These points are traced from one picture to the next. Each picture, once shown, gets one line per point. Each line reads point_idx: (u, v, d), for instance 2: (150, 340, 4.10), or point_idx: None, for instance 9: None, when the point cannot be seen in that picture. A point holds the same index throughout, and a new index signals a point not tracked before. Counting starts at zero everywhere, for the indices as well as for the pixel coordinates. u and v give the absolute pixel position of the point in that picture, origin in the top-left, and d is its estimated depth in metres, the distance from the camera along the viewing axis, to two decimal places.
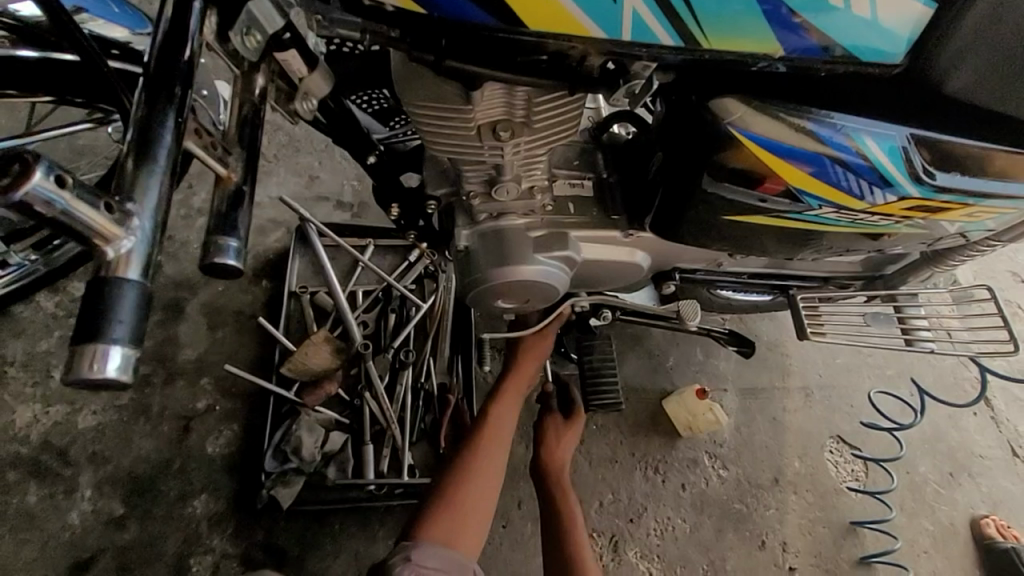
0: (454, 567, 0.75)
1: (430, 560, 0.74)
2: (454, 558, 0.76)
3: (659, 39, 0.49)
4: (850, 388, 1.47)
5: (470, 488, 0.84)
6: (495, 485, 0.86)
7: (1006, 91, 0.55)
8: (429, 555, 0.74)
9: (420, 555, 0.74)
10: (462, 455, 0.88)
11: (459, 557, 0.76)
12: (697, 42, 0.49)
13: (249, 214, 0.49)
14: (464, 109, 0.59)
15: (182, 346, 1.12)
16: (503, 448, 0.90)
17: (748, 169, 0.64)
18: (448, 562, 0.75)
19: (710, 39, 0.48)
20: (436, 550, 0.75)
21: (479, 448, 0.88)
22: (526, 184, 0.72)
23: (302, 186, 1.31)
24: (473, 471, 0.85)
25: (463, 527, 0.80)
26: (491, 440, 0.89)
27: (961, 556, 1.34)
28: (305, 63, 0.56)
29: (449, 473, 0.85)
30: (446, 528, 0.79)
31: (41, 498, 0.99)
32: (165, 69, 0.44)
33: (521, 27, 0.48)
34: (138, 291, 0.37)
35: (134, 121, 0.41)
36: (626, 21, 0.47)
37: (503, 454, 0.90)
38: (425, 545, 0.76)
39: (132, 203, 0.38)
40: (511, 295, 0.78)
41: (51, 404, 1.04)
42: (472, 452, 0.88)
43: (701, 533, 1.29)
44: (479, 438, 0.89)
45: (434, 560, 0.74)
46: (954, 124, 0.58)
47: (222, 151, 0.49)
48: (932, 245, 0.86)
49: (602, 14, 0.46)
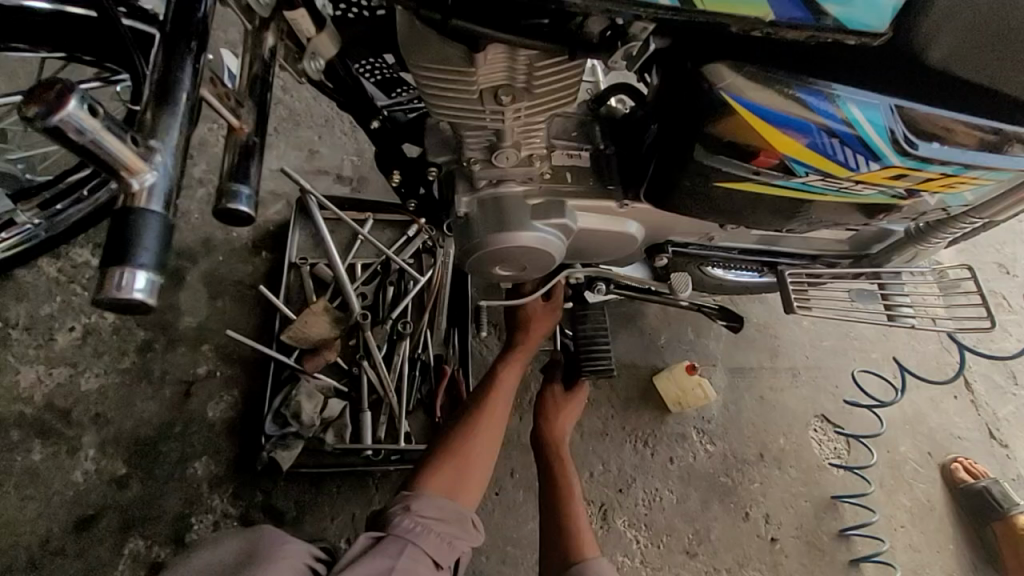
0: (452, 519, 0.80)
1: (430, 510, 0.79)
2: (451, 510, 0.81)
3: None
4: (836, 369, 1.51)
5: (474, 446, 0.89)
6: (496, 444, 0.91)
7: (981, 63, 0.59)
8: (430, 506, 0.79)
9: (420, 505, 0.79)
10: (466, 415, 0.93)
11: (459, 509, 0.81)
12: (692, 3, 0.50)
13: (260, 165, 0.51)
14: (467, 72, 0.61)
15: (183, 313, 1.14)
16: (504, 413, 0.94)
17: (740, 140, 0.66)
18: (445, 512, 0.80)
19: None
20: (435, 501, 0.80)
21: (483, 411, 0.93)
22: (525, 152, 0.74)
23: (302, 160, 1.33)
24: (477, 429, 0.91)
25: (464, 481, 0.85)
26: (495, 403, 0.94)
27: (935, 530, 1.40)
28: (314, 23, 0.57)
29: (453, 431, 0.91)
30: (447, 482, 0.84)
31: (45, 457, 1.01)
32: (182, 19, 0.45)
33: None
34: (161, 222, 0.39)
35: (154, 67, 0.43)
36: None
37: (504, 417, 0.94)
38: (424, 497, 0.80)
39: (155, 140, 0.40)
40: (508, 261, 0.80)
41: (54, 366, 1.06)
42: (475, 414, 0.92)
43: (688, 504, 1.33)
44: (486, 400, 0.94)
45: (432, 510, 0.79)
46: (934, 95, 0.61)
47: (234, 102, 0.51)
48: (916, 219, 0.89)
49: None
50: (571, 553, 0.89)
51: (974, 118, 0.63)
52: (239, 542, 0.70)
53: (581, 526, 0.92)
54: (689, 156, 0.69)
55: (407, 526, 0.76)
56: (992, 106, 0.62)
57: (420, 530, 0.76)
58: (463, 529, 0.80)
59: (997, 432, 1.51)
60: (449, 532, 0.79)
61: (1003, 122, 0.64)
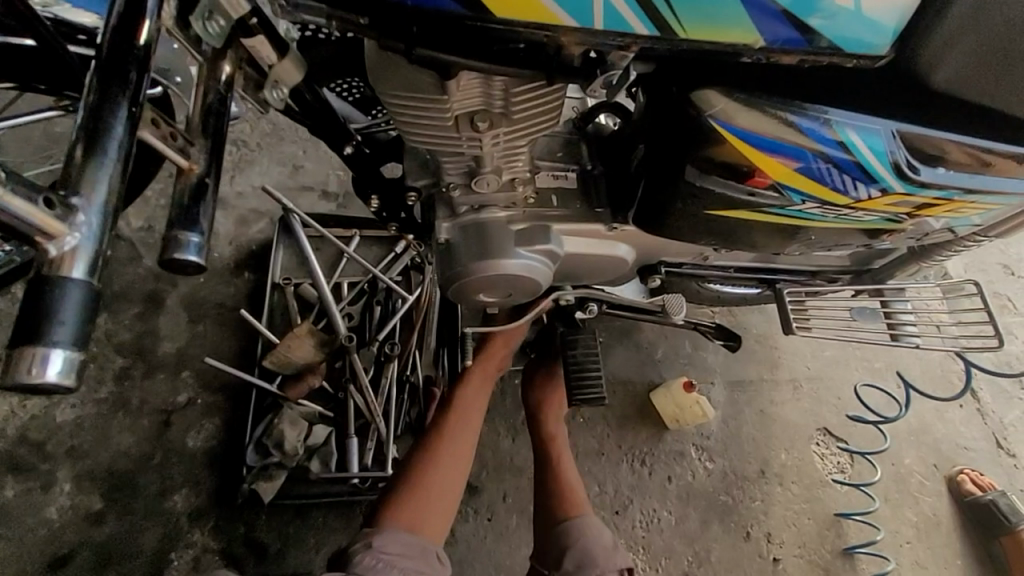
0: (416, 553, 0.76)
1: (392, 546, 0.75)
2: (416, 543, 0.77)
3: (633, 29, 0.47)
4: (838, 381, 1.47)
5: (437, 470, 0.85)
6: (464, 464, 0.87)
7: (994, 87, 0.54)
8: (393, 540, 0.76)
9: (381, 542, 0.75)
10: (428, 438, 0.89)
11: (422, 542, 0.78)
12: (673, 32, 0.47)
13: (212, 207, 0.47)
14: (440, 99, 0.56)
15: (162, 339, 1.10)
16: (473, 432, 0.90)
17: (736, 164, 0.62)
18: (409, 546, 0.76)
19: (686, 28, 0.47)
20: (397, 535, 0.77)
21: (447, 435, 0.89)
22: (507, 176, 0.70)
23: (286, 176, 1.29)
24: (441, 451, 0.87)
25: (428, 512, 0.81)
26: (457, 425, 0.90)
27: (943, 546, 1.36)
28: (274, 49, 0.53)
29: (417, 455, 0.87)
30: (411, 512, 0.80)
31: (18, 493, 0.97)
32: (116, 52, 0.42)
33: (487, 14, 0.46)
34: (84, 290, 0.36)
35: (83, 109, 0.39)
36: (598, 11, 0.45)
37: (473, 434, 0.91)
38: (388, 531, 0.77)
39: (78, 197, 0.37)
40: (493, 289, 0.77)
41: (28, 398, 1.03)
42: (438, 436, 0.88)
43: (687, 524, 1.30)
44: (446, 423, 0.90)
45: (394, 546, 0.75)
46: (939, 118, 0.57)
47: (183, 141, 0.47)
48: (920, 240, 0.86)
49: (574, 4, 0.45)
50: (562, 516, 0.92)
51: (984, 143, 0.59)
52: None
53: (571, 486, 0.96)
54: (681, 177, 0.64)
55: (368, 564, 0.72)
56: (1002, 129, 0.58)
57: (382, 568, 0.72)
58: (427, 563, 0.76)
59: (1006, 443, 1.47)
60: (414, 568, 0.75)
61: (1014, 145, 0.60)
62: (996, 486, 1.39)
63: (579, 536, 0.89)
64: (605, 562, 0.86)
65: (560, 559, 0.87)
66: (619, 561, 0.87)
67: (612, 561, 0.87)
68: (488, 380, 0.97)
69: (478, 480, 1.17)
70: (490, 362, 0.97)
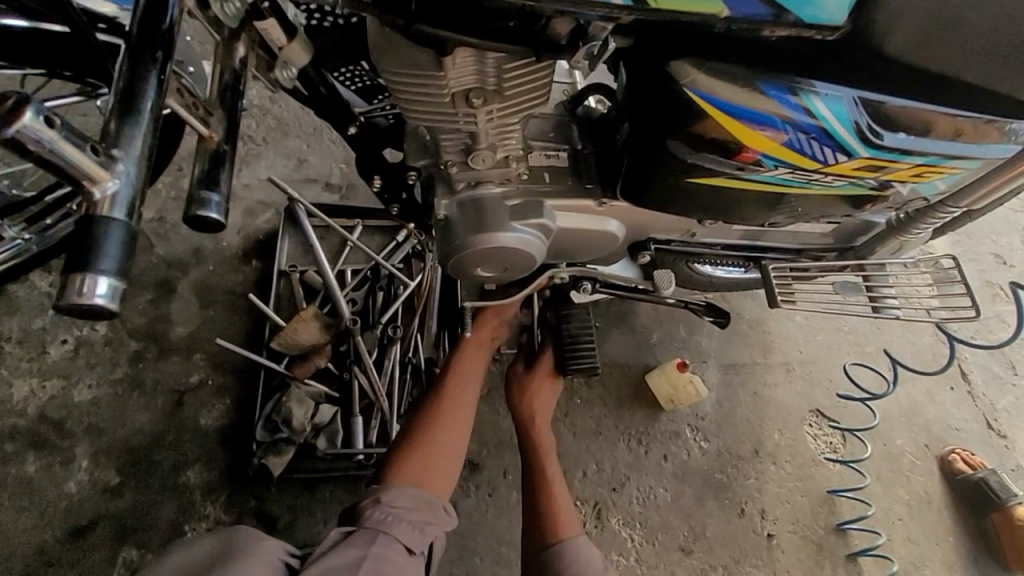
0: (422, 506, 0.81)
1: (399, 500, 0.80)
2: (422, 499, 0.81)
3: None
4: (829, 363, 1.51)
5: (440, 435, 0.89)
6: (465, 429, 0.92)
7: (945, 55, 0.59)
8: (399, 496, 0.80)
9: (389, 497, 0.79)
10: (429, 405, 0.93)
11: (428, 496, 0.82)
12: (644, 2, 0.51)
13: (230, 172, 0.52)
14: (437, 75, 0.61)
15: (175, 324, 1.15)
16: (472, 398, 0.95)
17: (719, 137, 0.67)
18: (416, 500, 0.81)
19: None
20: (404, 491, 0.81)
21: (446, 404, 0.93)
22: (501, 154, 0.74)
23: (291, 169, 1.33)
24: (442, 417, 0.91)
25: (432, 470, 0.85)
26: (456, 394, 0.94)
27: (934, 522, 1.40)
28: (284, 32, 0.58)
29: (419, 421, 0.91)
30: (415, 472, 0.85)
31: (38, 469, 1.02)
32: (146, 30, 0.46)
33: None
34: (123, 229, 0.40)
35: (118, 76, 0.44)
36: None
37: (473, 402, 0.95)
38: (392, 488, 0.81)
39: (117, 149, 0.41)
40: (489, 262, 0.81)
41: (47, 378, 1.07)
42: (438, 402, 0.93)
43: (683, 501, 1.33)
44: (444, 392, 0.94)
45: (401, 500, 0.80)
46: (896, 86, 0.62)
47: (203, 112, 0.52)
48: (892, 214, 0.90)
49: None
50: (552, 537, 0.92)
51: (939, 109, 0.64)
52: (212, 543, 0.70)
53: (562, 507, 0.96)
54: (670, 151, 0.69)
55: (378, 517, 0.76)
56: (956, 96, 0.63)
57: (392, 519, 0.76)
58: (434, 514, 0.81)
59: (995, 423, 1.50)
60: (422, 519, 0.79)
61: (966, 111, 0.65)
62: (985, 464, 1.42)
63: (568, 557, 0.89)
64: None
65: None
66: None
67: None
68: (483, 354, 1.00)
69: (479, 458, 1.21)
70: (484, 334, 1.00)
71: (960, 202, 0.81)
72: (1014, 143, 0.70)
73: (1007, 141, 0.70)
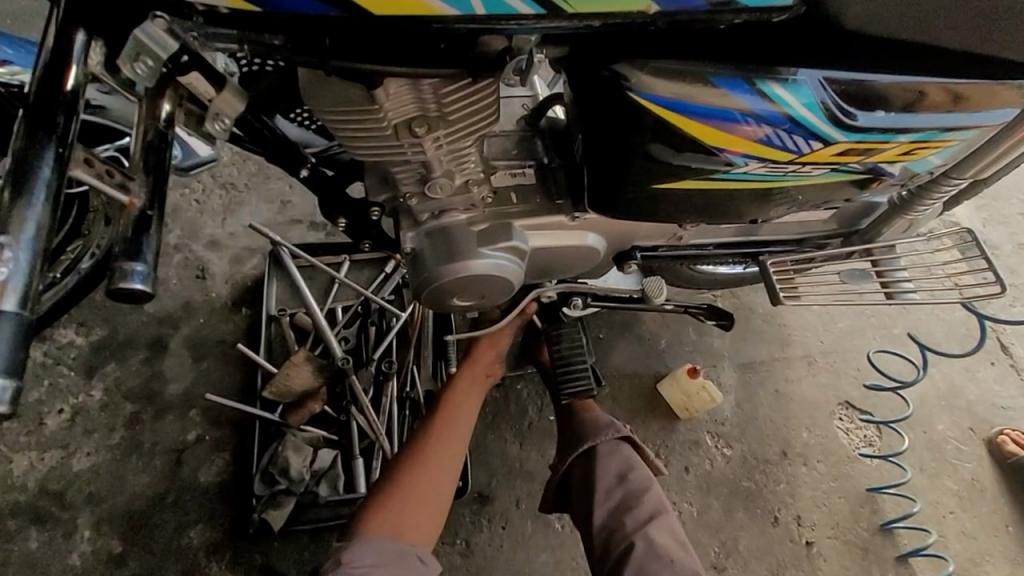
0: (395, 559, 0.78)
1: (364, 558, 0.77)
2: (396, 551, 0.79)
3: (517, 9, 0.48)
4: (854, 352, 1.42)
5: (425, 475, 0.86)
6: (455, 472, 0.88)
7: (899, 20, 0.55)
8: (369, 552, 0.77)
9: (351, 556, 0.76)
10: (416, 442, 0.90)
11: (404, 547, 0.80)
12: (561, 8, 0.48)
13: (157, 237, 0.49)
14: (372, 109, 0.58)
15: (169, 381, 1.14)
16: (465, 432, 0.92)
17: (694, 142, 0.63)
18: (385, 555, 0.78)
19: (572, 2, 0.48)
20: (374, 546, 0.78)
21: (434, 442, 0.89)
22: (460, 179, 0.71)
23: (275, 212, 1.31)
24: (428, 453, 0.88)
25: (413, 517, 0.83)
26: (447, 431, 0.91)
27: (989, 512, 1.30)
28: (211, 83, 0.55)
29: (404, 457, 0.89)
30: (393, 520, 0.82)
31: (42, 543, 1.01)
32: (44, 97, 0.45)
33: (366, 14, 0.48)
34: (14, 322, 0.40)
35: (13, 151, 0.43)
36: None
37: (465, 438, 0.92)
38: (364, 543, 0.78)
39: (7, 235, 0.40)
40: (465, 293, 0.77)
41: (46, 450, 1.06)
42: (425, 441, 0.89)
43: (710, 514, 1.26)
44: (431, 431, 0.90)
45: (368, 557, 0.77)
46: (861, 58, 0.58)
47: (121, 177, 0.50)
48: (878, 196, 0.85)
49: None
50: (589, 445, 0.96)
51: (915, 78, 0.59)
52: None
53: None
54: (653, 155, 0.64)
55: None
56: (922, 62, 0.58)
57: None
58: (409, 567, 0.78)
59: None
60: (394, 574, 0.77)
61: (945, 75, 0.60)
62: None
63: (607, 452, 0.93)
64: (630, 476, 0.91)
65: (567, 444, 0.97)
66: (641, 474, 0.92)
67: (608, 432, 0.96)
68: (480, 389, 0.97)
69: (489, 489, 1.16)
70: (479, 364, 0.97)
71: (964, 174, 0.74)
72: (1013, 105, 0.64)
73: (1001, 105, 0.64)
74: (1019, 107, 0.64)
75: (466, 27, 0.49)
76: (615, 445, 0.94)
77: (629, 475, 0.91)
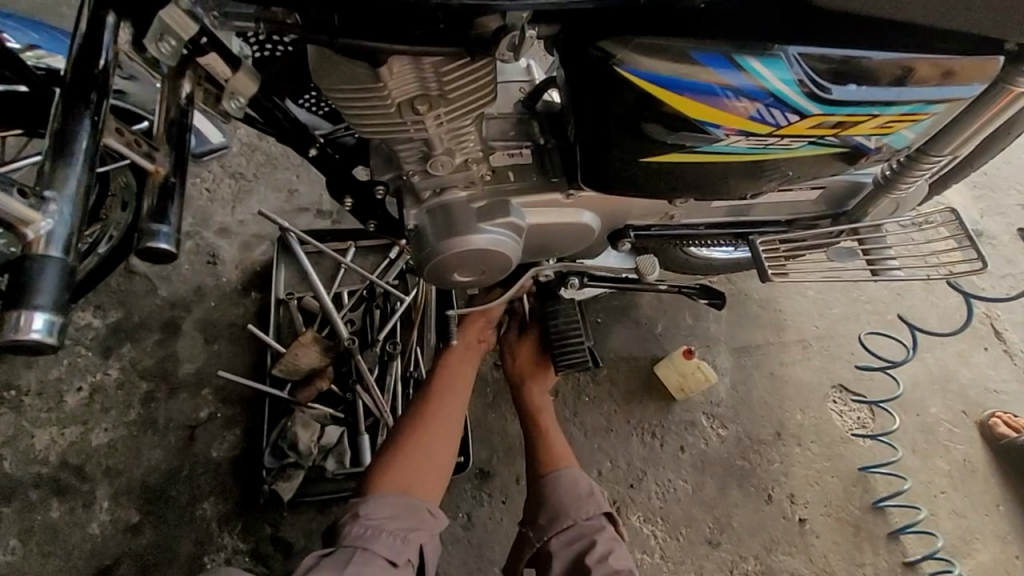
0: (406, 513, 0.82)
1: (379, 512, 0.80)
2: (407, 505, 0.83)
3: None
4: (848, 336, 1.45)
5: (427, 437, 0.90)
6: (455, 430, 0.93)
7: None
8: (380, 507, 0.81)
9: (368, 509, 0.80)
10: (417, 407, 0.94)
11: (414, 501, 0.83)
12: None
13: (181, 202, 0.54)
14: (377, 87, 0.62)
15: (182, 361, 1.18)
16: (463, 396, 0.96)
17: (680, 118, 0.66)
18: (398, 508, 0.82)
19: None
20: (386, 500, 0.82)
21: (434, 405, 0.94)
22: (460, 158, 0.75)
23: (283, 201, 1.36)
24: (428, 418, 0.92)
25: (420, 475, 0.87)
26: (444, 397, 0.95)
27: (980, 492, 1.33)
28: (228, 64, 0.59)
29: (406, 422, 0.92)
30: (401, 478, 0.86)
31: (63, 513, 1.05)
32: (80, 74, 0.50)
33: None
34: (59, 266, 0.43)
35: (53, 120, 0.47)
36: None
37: (463, 400, 0.96)
38: (375, 499, 0.82)
39: (51, 191, 0.45)
40: (466, 266, 0.81)
41: (66, 426, 1.11)
42: (423, 407, 0.94)
43: (705, 492, 1.30)
44: (429, 398, 0.94)
45: (381, 510, 0.81)
46: (832, 34, 0.62)
47: (147, 148, 0.54)
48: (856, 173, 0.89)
49: None
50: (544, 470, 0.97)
51: (884, 54, 0.63)
52: None
53: (556, 445, 1.01)
54: (649, 135, 0.68)
55: (357, 533, 0.78)
56: (886, 37, 0.63)
57: (371, 533, 0.78)
58: (420, 520, 0.82)
59: None
60: (406, 526, 0.81)
61: (913, 51, 0.64)
62: None
63: (560, 487, 0.94)
64: (581, 509, 0.91)
65: (543, 504, 0.94)
66: (594, 506, 0.92)
67: (589, 507, 0.92)
68: (475, 356, 1.01)
69: (489, 466, 1.19)
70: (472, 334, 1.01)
71: (944, 149, 0.77)
72: (980, 80, 0.68)
73: (973, 79, 0.67)
74: (986, 81, 0.68)
75: (461, 3, 0.53)
76: (596, 518, 0.90)
77: (610, 557, 0.86)
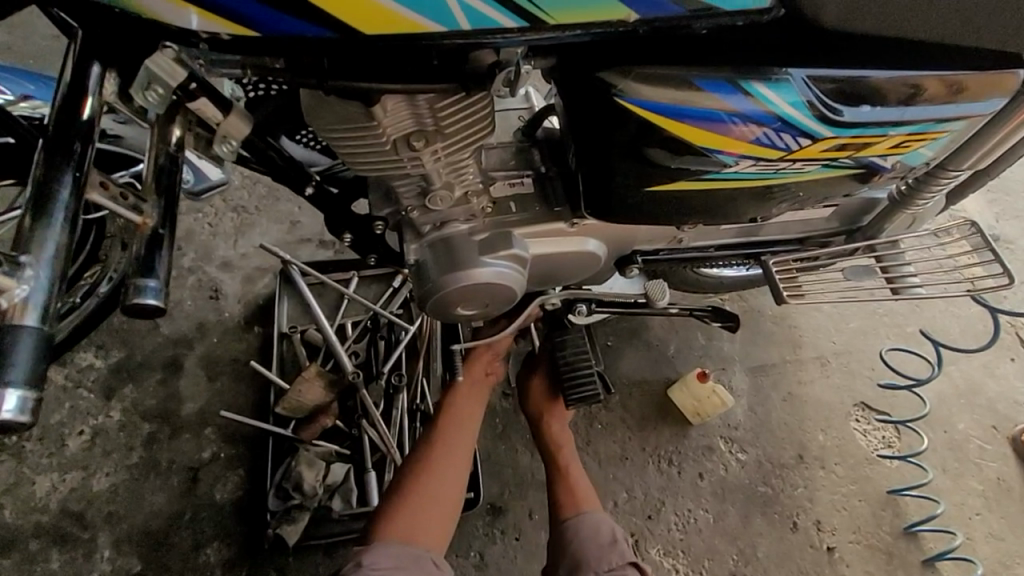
0: (410, 563, 0.78)
1: (382, 562, 0.77)
2: (411, 555, 0.79)
3: (500, 22, 0.50)
4: (868, 352, 1.40)
5: (432, 482, 0.87)
6: (463, 472, 0.89)
7: (882, 17, 0.56)
8: (384, 556, 0.78)
9: (370, 559, 0.77)
10: (424, 448, 0.91)
11: (418, 552, 0.80)
12: (543, 21, 0.51)
13: (168, 254, 0.52)
14: (370, 125, 0.60)
15: (185, 401, 1.16)
16: (469, 433, 0.93)
17: (685, 145, 0.64)
18: (399, 559, 0.78)
19: (553, 14, 0.51)
20: (390, 549, 0.78)
21: (442, 444, 0.90)
22: (460, 191, 0.72)
23: (284, 233, 1.34)
24: (434, 458, 0.89)
25: (424, 522, 0.83)
26: (450, 436, 0.91)
27: (1018, 513, 1.26)
28: (219, 108, 0.57)
29: (411, 464, 0.89)
30: (405, 526, 0.82)
31: (63, 563, 1.03)
32: (63, 128, 0.49)
33: (360, 34, 0.50)
34: (35, 337, 0.44)
35: (34, 177, 0.47)
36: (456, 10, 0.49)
37: (471, 442, 0.92)
38: (380, 548, 0.79)
39: (28, 255, 0.44)
40: (469, 302, 0.78)
41: (67, 471, 1.09)
42: (429, 451, 0.90)
43: (726, 521, 1.24)
44: (435, 437, 0.91)
45: (386, 560, 0.77)
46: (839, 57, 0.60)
47: (134, 200, 0.52)
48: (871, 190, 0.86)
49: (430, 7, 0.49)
50: (565, 515, 0.93)
51: (895, 73, 0.61)
52: None
53: (579, 484, 0.97)
54: (652, 161, 0.66)
55: None
56: (893, 58, 0.61)
57: None
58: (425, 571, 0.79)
59: None
60: None
61: (928, 69, 0.62)
62: None
63: (581, 531, 0.90)
64: (605, 557, 0.86)
65: (564, 551, 0.89)
66: (618, 555, 0.86)
67: (612, 557, 0.86)
68: (485, 391, 0.99)
69: (501, 500, 1.15)
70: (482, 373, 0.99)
71: (962, 165, 0.74)
72: (1003, 94, 0.65)
73: (992, 94, 0.65)
74: (1007, 96, 0.65)
75: (454, 42, 0.51)
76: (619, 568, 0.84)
77: None
